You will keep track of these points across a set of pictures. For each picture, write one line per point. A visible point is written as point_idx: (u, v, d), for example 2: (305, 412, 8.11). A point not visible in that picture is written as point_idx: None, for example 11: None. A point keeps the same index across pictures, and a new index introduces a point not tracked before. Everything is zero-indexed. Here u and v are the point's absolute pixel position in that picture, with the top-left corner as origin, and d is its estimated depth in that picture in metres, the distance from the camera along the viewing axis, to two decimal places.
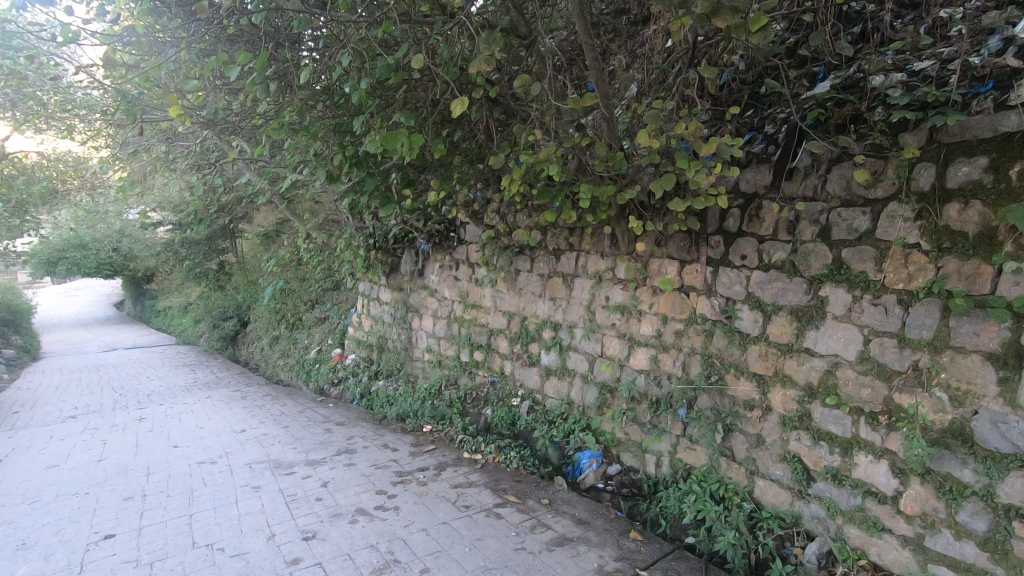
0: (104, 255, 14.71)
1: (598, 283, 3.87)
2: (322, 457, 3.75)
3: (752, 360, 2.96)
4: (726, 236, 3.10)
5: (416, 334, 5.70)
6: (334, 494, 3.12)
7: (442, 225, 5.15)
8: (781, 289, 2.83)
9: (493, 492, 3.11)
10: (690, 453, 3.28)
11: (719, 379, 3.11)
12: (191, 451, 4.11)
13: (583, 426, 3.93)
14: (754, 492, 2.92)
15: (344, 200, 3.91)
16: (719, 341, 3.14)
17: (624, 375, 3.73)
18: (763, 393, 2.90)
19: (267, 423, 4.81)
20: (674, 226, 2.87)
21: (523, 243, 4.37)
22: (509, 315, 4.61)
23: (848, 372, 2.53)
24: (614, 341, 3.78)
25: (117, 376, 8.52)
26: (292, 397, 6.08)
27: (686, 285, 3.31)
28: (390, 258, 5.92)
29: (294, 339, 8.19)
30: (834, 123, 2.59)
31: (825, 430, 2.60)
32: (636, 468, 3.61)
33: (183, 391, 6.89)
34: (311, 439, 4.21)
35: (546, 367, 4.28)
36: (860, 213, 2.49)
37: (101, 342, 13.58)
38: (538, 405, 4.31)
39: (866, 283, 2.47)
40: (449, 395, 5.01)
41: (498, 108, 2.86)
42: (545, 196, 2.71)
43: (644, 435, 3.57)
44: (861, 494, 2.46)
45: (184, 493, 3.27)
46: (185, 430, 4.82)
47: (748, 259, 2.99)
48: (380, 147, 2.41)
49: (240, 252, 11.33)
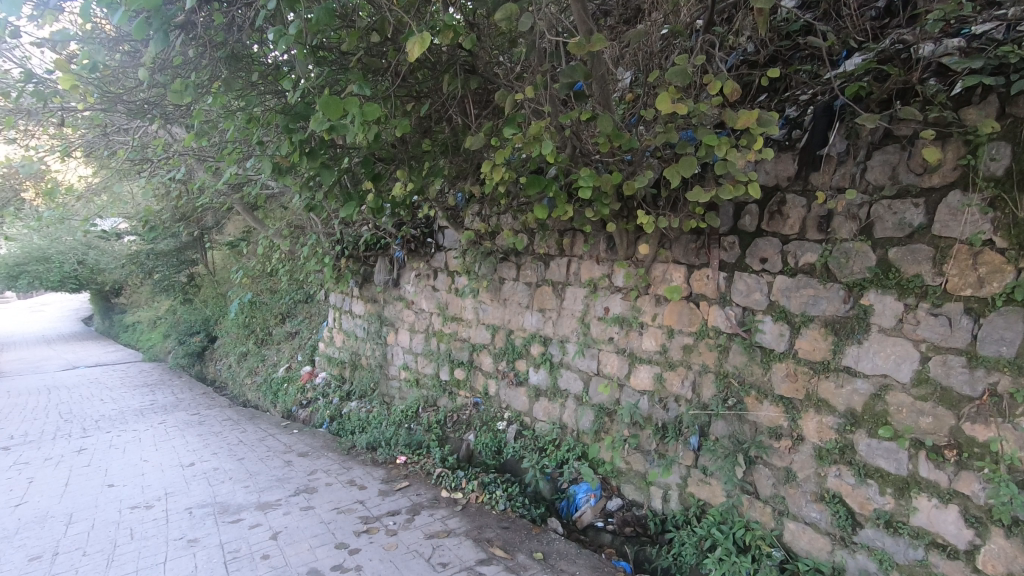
0: (68, 269, 13.87)
1: (592, 292, 3.42)
2: (277, 498, 3.22)
3: (778, 381, 2.53)
4: (742, 237, 2.70)
5: (392, 351, 5.19)
6: (285, 549, 2.60)
7: (418, 229, 4.69)
8: (811, 297, 2.41)
9: (475, 543, 2.62)
10: (705, 487, 2.85)
11: (737, 403, 2.68)
12: (126, 493, 3.54)
13: (578, 454, 3.46)
14: (783, 537, 2.48)
15: (304, 201, 3.42)
16: (738, 358, 2.71)
17: (624, 397, 3.27)
18: (792, 420, 2.47)
19: (220, 455, 4.25)
20: (688, 223, 2.44)
21: (508, 248, 3.92)
22: (493, 329, 4.14)
23: (902, 398, 2.11)
24: (611, 357, 3.34)
25: (67, 399, 7.84)
26: (255, 422, 5.52)
27: (696, 294, 2.89)
28: (362, 267, 5.42)
29: (263, 356, 7.63)
30: (876, 100, 2.19)
31: (874, 466, 2.18)
32: (640, 503, 3.17)
33: (136, 416, 6.27)
34: (266, 474, 3.67)
35: (535, 387, 3.82)
36: (912, 206, 2.10)
37: (60, 361, 12.75)
38: (526, 430, 3.84)
39: (922, 289, 2.06)
40: (428, 418, 4.50)
41: (476, 80, 2.39)
42: (535, 187, 2.25)
43: (649, 466, 3.12)
44: (924, 546, 2.04)
45: (104, 551, 2.73)
46: (125, 465, 4.23)
47: (769, 262, 2.59)
48: (328, 125, 1.92)
49: (210, 263, 10.72)
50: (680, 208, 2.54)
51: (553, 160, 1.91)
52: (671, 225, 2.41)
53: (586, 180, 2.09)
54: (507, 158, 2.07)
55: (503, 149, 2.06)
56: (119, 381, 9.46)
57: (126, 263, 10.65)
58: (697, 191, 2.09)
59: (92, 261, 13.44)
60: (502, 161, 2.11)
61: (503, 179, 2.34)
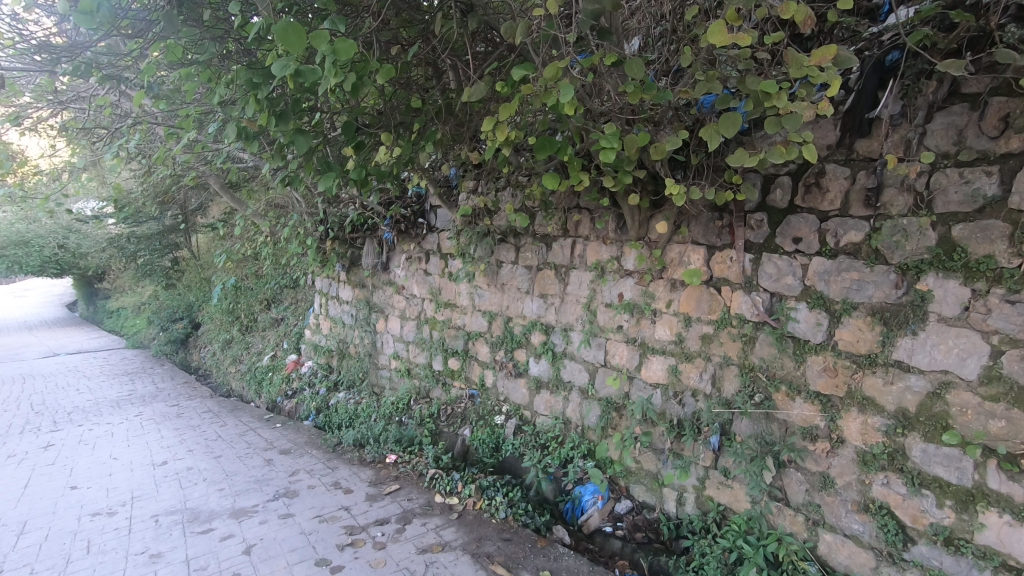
0: (48, 253, 13.28)
1: (600, 277, 3.12)
2: (253, 504, 2.91)
3: (814, 376, 2.26)
4: (772, 214, 2.40)
5: (382, 338, 4.88)
6: (258, 567, 2.31)
7: (409, 209, 4.35)
8: (855, 281, 2.13)
9: (474, 559, 2.35)
10: (726, 491, 2.59)
11: (766, 400, 2.40)
12: (87, 498, 3.23)
13: (584, 452, 3.19)
14: (818, 550, 2.23)
15: (282, 175, 3.09)
16: (767, 350, 2.42)
17: (635, 391, 3.00)
18: (830, 420, 2.19)
19: (195, 452, 3.93)
20: (718, 195, 2.13)
21: (507, 228, 3.59)
22: (490, 316, 3.84)
23: (967, 398, 1.85)
24: (620, 347, 3.05)
25: (42, 388, 7.47)
26: (236, 413, 5.20)
27: (717, 278, 2.60)
28: (349, 249, 5.08)
29: (248, 344, 7.30)
30: (942, 51, 1.88)
31: (931, 475, 1.92)
32: (651, 505, 2.91)
33: (112, 407, 5.93)
34: (244, 475, 3.36)
35: (535, 379, 3.53)
36: (984, 175, 1.81)
37: (40, 348, 12.30)
38: (526, 425, 3.56)
39: (995, 273, 1.78)
40: (420, 411, 4.21)
41: (474, 22, 2.05)
42: (546, 151, 1.93)
43: (662, 466, 2.86)
44: (991, 568, 1.79)
45: (54, 568, 2.43)
46: (91, 464, 3.91)
47: (803, 242, 2.30)
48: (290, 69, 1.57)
49: (195, 247, 10.32)
50: (706, 179, 2.22)
51: (572, 114, 1.58)
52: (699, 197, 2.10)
53: (608, 141, 1.77)
54: (514, 113, 1.74)
55: (509, 103, 1.72)
56: (99, 369, 9.10)
57: (106, 246, 10.22)
58: (738, 154, 1.78)
59: (74, 244, 12.99)
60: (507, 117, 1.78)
61: (507, 143, 2.01)
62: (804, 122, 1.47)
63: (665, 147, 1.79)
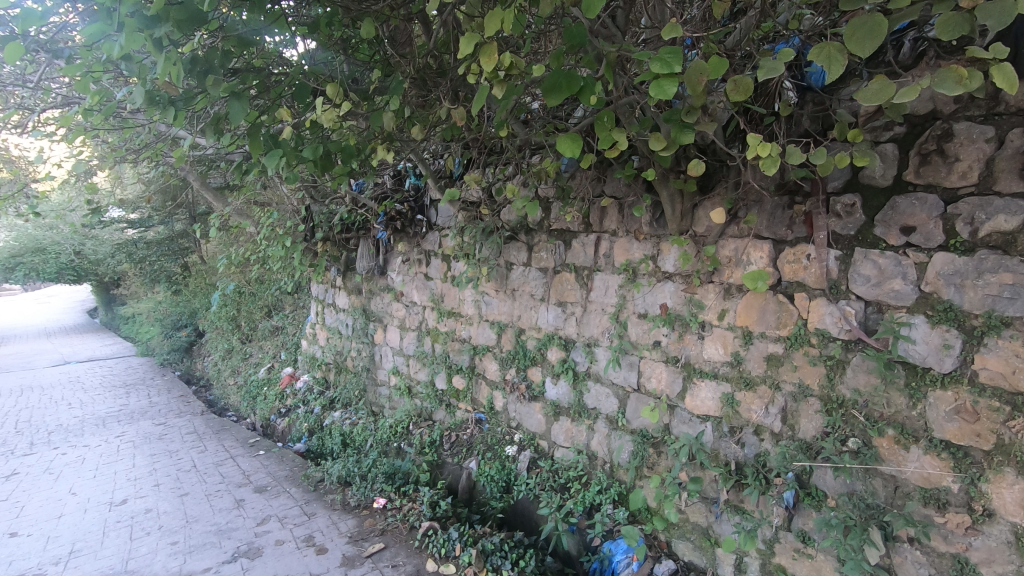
0: (64, 261, 12.86)
1: (631, 281, 2.50)
2: (203, 569, 2.41)
3: (940, 420, 1.62)
4: (868, 195, 1.75)
5: (381, 351, 4.31)
6: None
7: (408, 203, 3.80)
8: (1007, 288, 1.49)
9: None
10: (805, 563, 1.95)
11: (865, 449, 1.77)
12: (20, 552, 2.70)
13: (614, 498, 2.56)
14: None
15: (242, 160, 2.53)
16: (864, 379, 1.79)
17: (677, 423, 2.38)
18: (968, 484, 1.57)
19: (161, 488, 3.41)
20: (833, 159, 1.58)
21: (518, 222, 3.01)
22: (498, 328, 3.24)
23: None
24: (658, 368, 2.43)
25: (35, 402, 7.10)
26: (224, 435, 4.67)
27: (788, 283, 1.97)
28: (343, 251, 4.57)
29: (246, 354, 6.82)
30: None
31: None
32: (701, 569, 2.29)
33: (97, 426, 5.47)
34: (205, 523, 2.83)
35: (553, 405, 2.92)
36: None
37: (53, 356, 12.01)
38: (543, 459, 2.95)
39: None
40: (420, 437, 3.62)
41: None
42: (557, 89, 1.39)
43: (715, 521, 2.24)
44: None
45: None
46: (45, 501, 3.40)
47: (919, 233, 1.66)
48: None
49: (203, 252, 9.92)
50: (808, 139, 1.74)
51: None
52: (793, 157, 1.57)
53: (664, 66, 1.32)
54: (506, 23, 1.32)
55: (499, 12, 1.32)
56: (101, 379, 8.70)
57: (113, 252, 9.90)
58: (875, 87, 1.24)
59: (87, 250, 12.69)
60: (498, 32, 1.35)
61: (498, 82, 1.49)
62: (1014, 11, 1.06)
63: (748, 82, 1.41)
